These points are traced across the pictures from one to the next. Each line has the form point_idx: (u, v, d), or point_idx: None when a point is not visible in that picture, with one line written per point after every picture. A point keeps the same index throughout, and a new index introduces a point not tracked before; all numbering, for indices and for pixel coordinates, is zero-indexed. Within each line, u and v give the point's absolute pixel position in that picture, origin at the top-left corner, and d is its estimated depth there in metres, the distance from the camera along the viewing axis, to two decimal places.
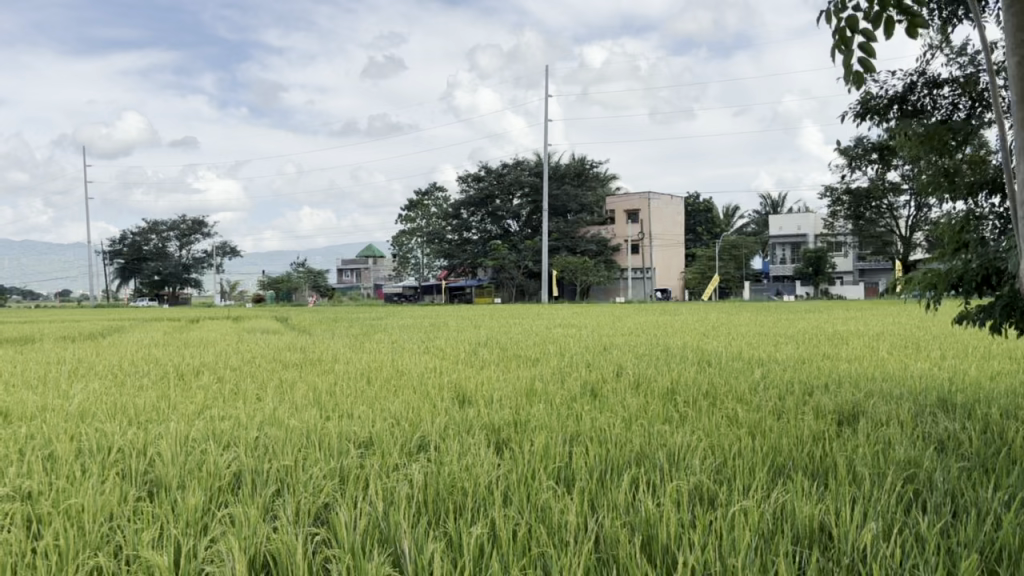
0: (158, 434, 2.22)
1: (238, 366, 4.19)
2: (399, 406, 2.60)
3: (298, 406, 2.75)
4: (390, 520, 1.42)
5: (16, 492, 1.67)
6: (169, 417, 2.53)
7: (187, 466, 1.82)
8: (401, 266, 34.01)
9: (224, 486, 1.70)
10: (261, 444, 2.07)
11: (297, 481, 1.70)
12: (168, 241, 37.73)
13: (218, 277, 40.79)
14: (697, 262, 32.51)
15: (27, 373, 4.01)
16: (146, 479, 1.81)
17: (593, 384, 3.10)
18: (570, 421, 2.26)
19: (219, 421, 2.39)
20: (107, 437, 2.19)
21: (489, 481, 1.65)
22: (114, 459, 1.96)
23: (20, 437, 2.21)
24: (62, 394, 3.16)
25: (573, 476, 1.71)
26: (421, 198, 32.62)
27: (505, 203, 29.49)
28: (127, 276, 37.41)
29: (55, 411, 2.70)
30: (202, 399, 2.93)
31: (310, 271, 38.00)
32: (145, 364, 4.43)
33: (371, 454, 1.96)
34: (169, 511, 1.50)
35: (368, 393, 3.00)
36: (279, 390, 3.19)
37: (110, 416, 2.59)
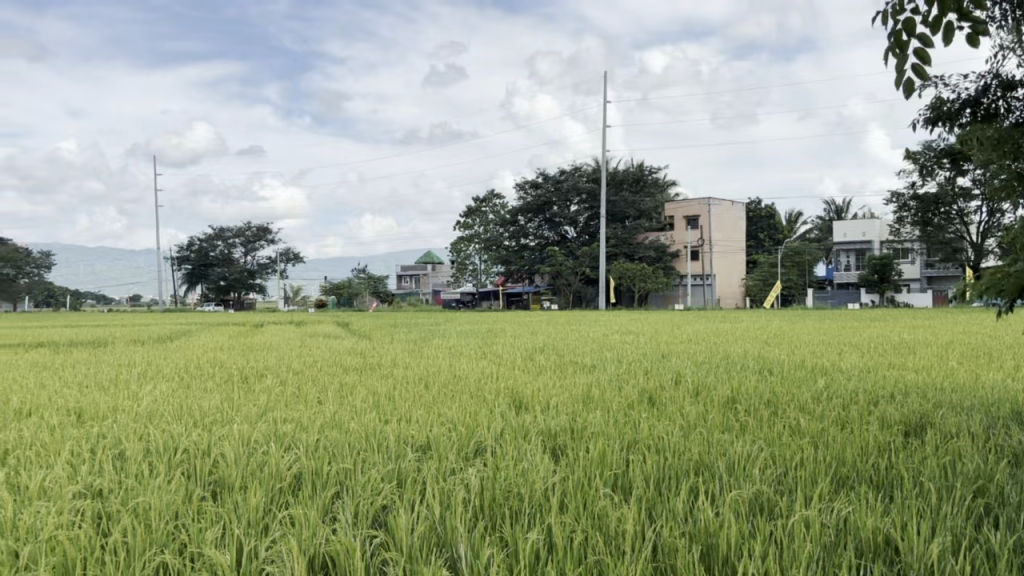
0: (222, 435, 2.28)
1: (300, 370, 4.29)
2: (457, 411, 2.61)
3: (358, 409, 2.78)
4: (448, 524, 1.43)
5: (88, 490, 1.72)
6: (233, 419, 2.59)
7: (248, 467, 1.86)
8: (459, 273, 34.08)
9: (285, 487, 1.74)
10: (321, 446, 2.11)
11: (355, 483, 1.72)
12: (234, 248, 38.54)
13: (281, 282, 41.46)
14: (759, 269, 31.94)
15: (97, 374, 4.15)
16: (210, 479, 1.86)
17: (651, 392, 3.07)
18: (627, 428, 2.24)
19: (281, 424, 2.44)
20: (173, 438, 2.25)
21: (546, 488, 1.64)
22: (179, 459, 2.01)
23: (91, 436, 2.29)
24: (133, 395, 3.28)
25: (630, 483, 1.69)
26: (479, 205, 32.72)
27: (562, 210, 29.41)
28: (194, 281, 38.28)
29: (125, 411, 2.80)
30: (265, 401, 3.00)
31: (370, 277, 38.38)
32: (213, 366, 4.57)
33: (428, 458, 1.97)
34: (233, 511, 1.54)
35: (426, 398, 3.01)
36: (340, 395, 3.23)
37: (177, 417, 2.66)
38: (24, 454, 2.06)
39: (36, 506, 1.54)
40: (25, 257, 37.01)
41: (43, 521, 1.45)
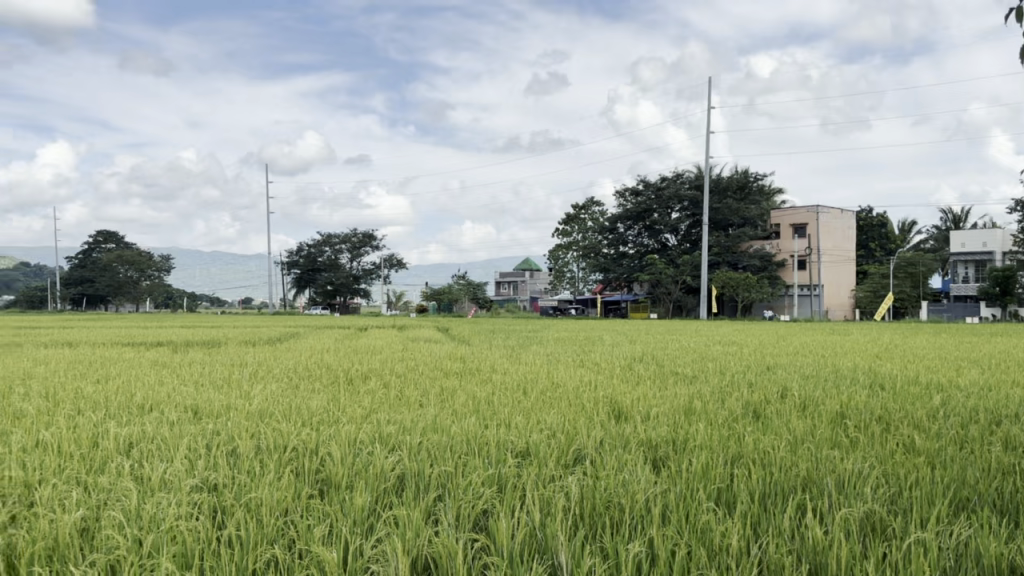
0: (329, 435, 2.34)
1: (403, 373, 4.39)
2: (558, 419, 2.60)
3: (458, 414, 2.82)
4: (548, 531, 1.43)
5: (204, 484, 1.80)
6: (339, 420, 2.65)
7: (354, 467, 1.90)
8: (557, 280, 34.03)
9: (390, 488, 1.78)
10: (424, 449, 2.14)
11: (457, 486, 1.74)
12: (340, 253, 39.65)
13: (384, 287, 42.35)
14: (869, 280, 30.76)
15: (211, 373, 4.33)
16: (318, 478, 1.91)
17: (755, 406, 2.99)
18: (732, 441, 2.19)
19: (384, 426, 2.48)
20: (282, 437, 2.32)
21: (646, 500, 1.62)
22: (288, 458, 2.08)
23: (207, 433, 2.39)
24: (245, 394, 3.42)
25: (736, 498, 1.65)
26: (579, 212, 32.66)
27: (663, 217, 29.00)
28: (302, 285, 39.56)
29: (239, 410, 2.90)
30: (370, 403, 3.07)
31: (470, 284, 38.79)
32: (321, 368, 4.71)
33: (528, 465, 1.97)
34: (339, 510, 1.58)
35: (525, 405, 3.02)
36: (442, 398, 3.28)
37: (286, 417, 2.75)
38: (146, 448, 2.17)
39: (159, 497, 1.62)
40: (147, 260, 39.02)
41: (166, 512, 1.52)
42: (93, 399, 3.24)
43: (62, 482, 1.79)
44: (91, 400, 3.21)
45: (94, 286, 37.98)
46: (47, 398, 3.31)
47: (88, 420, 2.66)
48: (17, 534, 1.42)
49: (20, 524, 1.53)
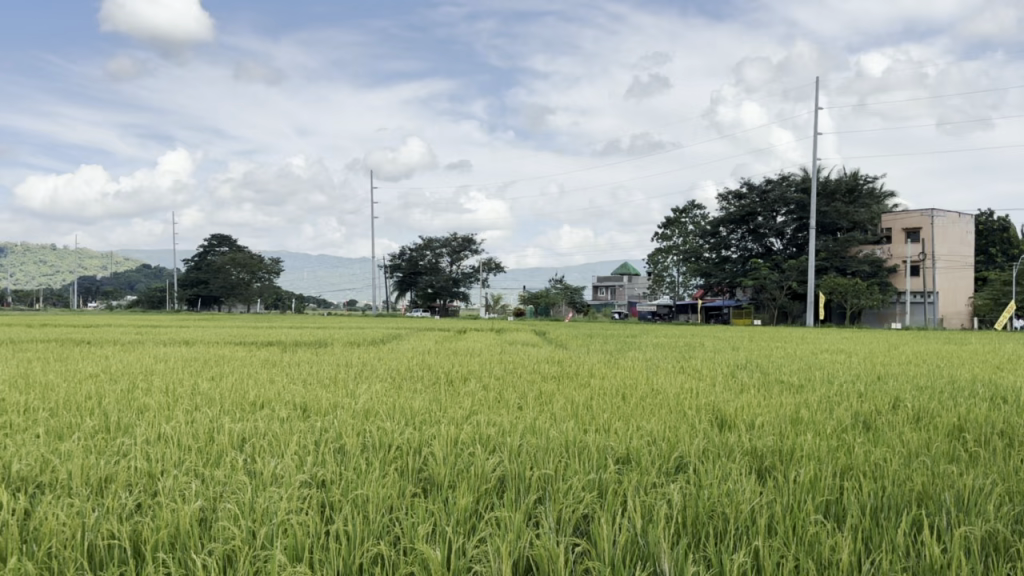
0: (431, 435, 2.38)
1: (501, 376, 4.42)
2: (659, 425, 2.58)
3: (557, 417, 2.82)
4: (650, 537, 1.42)
5: (313, 479, 1.87)
6: (441, 420, 2.70)
7: (457, 468, 1.93)
8: (657, 285, 33.58)
9: (491, 488, 1.80)
10: (524, 450, 2.16)
11: (558, 490, 1.75)
12: (440, 257, 40.20)
13: (483, 291, 42.67)
14: (989, 287, 29.12)
15: (319, 373, 4.48)
16: (421, 477, 1.95)
17: (865, 416, 2.88)
18: (842, 452, 2.12)
19: (484, 427, 2.51)
20: (387, 435, 2.38)
21: (751, 510, 1.58)
22: (392, 456, 2.13)
23: (315, 430, 2.47)
24: (350, 393, 3.52)
25: (845, 511, 1.60)
26: (680, 216, 32.16)
27: (768, 221, 28.22)
28: (404, 288, 40.29)
29: (345, 408, 2.98)
30: (471, 404, 3.12)
31: (568, 288, 38.68)
32: (422, 369, 4.79)
33: (629, 471, 1.95)
34: (441, 510, 1.60)
35: (625, 410, 3.00)
36: (540, 401, 3.29)
37: (390, 416, 2.81)
38: (259, 443, 2.26)
39: (271, 490, 1.68)
40: (258, 262, 40.51)
41: (277, 505, 1.58)
42: (209, 396, 3.39)
43: (182, 474, 1.88)
44: (207, 396, 3.37)
45: (209, 288, 39.68)
46: (168, 393, 3.48)
47: (206, 415, 2.80)
48: (142, 520, 1.50)
49: (144, 511, 1.62)
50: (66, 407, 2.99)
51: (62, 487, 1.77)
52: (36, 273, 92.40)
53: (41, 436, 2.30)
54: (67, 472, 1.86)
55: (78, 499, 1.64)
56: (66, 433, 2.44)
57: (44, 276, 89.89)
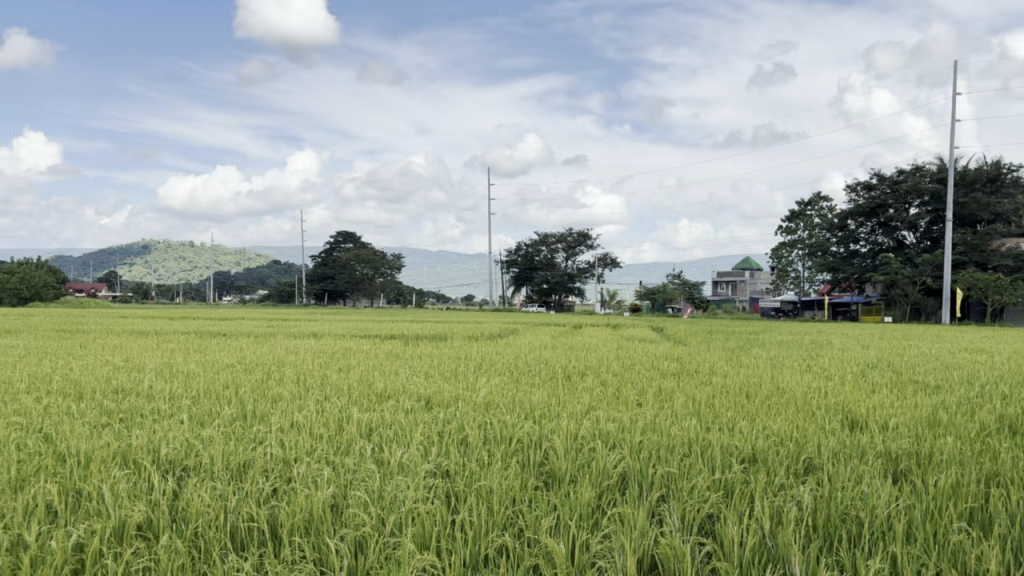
0: (552, 429, 2.39)
1: (619, 372, 4.40)
2: (786, 425, 2.50)
3: (679, 414, 2.78)
4: (779, 539, 1.38)
5: (437, 469, 1.91)
6: (560, 415, 2.70)
7: (578, 463, 1.93)
8: (780, 280, 32.54)
9: (612, 484, 1.80)
10: (645, 447, 2.13)
11: (681, 488, 1.72)
12: (557, 252, 40.24)
13: (599, 286, 42.45)
14: None
15: (441, 366, 4.57)
16: (543, 470, 1.96)
17: (1010, 420, 2.71)
18: (986, 458, 2.00)
19: (604, 423, 2.50)
20: (508, 428, 2.40)
21: (888, 516, 1.51)
22: (514, 449, 2.15)
23: (438, 422, 2.51)
24: (471, 386, 3.58)
25: (993, 520, 1.51)
26: (804, 209, 31.08)
27: (900, 214, 26.91)
28: (521, 283, 40.59)
29: (466, 401, 3.04)
30: (589, 400, 3.11)
31: (687, 283, 37.99)
32: (539, 364, 4.82)
33: (754, 471, 1.91)
34: (563, 503, 1.61)
35: (748, 409, 2.92)
36: (661, 398, 3.25)
37: (510, 410, 2.84)
38: (385, 433, 2.32)
39: (398, 479, 1.72)
40: (381, 258, 41.64)
41: (403, 494, 1.62)
42: (337, 386, 3.52)
43: (314, 461, 1.96)
44: (335, 387, 3.49)
45: (335, 283, 41.11)
46: (299, 384, 3.62)
47: (335, 405, 2.90)
48: (278, 505, 1.58)
49: (279, 497, 1.69)
50: (207, 395, 3.17)
51: (206, 471, 1.87)
52: (177, 268, 97.98)
53: (185, 422, 2.44)
54: (211, 456, 1.97)
55: (221, 482, 1.73)
56: (207, 419, 2.59)
57: (184, 272, 95.21)
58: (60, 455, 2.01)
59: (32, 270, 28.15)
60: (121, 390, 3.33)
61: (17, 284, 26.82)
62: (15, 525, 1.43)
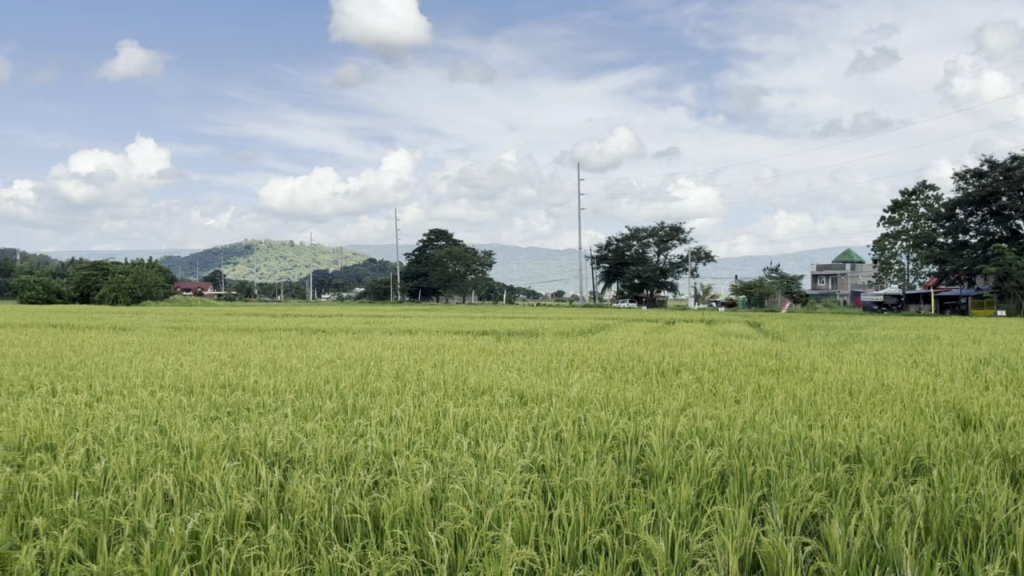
0: (648, 426, 2.36)
1: (716, 368, 4.31)
2: (892, 423, 2.41)
3: (779, 412, 2.72)
4: (888, 541, 1.33)
5: (533, 464, 1.92)
6: (656, 411, 2.68)
7: (676, 459, 1.91)
8: (883, 273, 31.27)
9: (711, 482, 1.77)
10: (744, 445, 2.09)
11: (783, 487, 1.68)
12: (649, 247, 39.75)
13: (692, 281, 41.69)
14: None
15: (534, 362, 4.58)
16: (639, 467, 1.95)
17: None
18: None
19: (701, 420, 2.45)
20: (603, 424, 2.39)
21: (1007, 519, 1.43)
22: (608, 445, 2.14)
23: (533, 417, 2.52)
24: (564, 381, 3.58)
25: None
26: (909, 198, 29.77)
27: (1014, 201, 25.51)
28: (612, 279, 40.25)
29: (560, 397, 3.03)
30: (685, 397, 3.06)
31: (784, 278, 36.93)
32: (632, 360, 4.77)
33: (858, 470, 1.85)
34: (662, 499, 1.60)
35: (852, 407, 2.82)
36: (759, 396, 3.17)
37: (605, 406, 2.83)
38: (480, 428, 2.35)
39: (495, 473, 1.74)
40: (472, 255, 42.04)
41: (501, 487, 1.64)
42: (432, 381, 3.58)
43: (413, 454, 2.00)
44: (431, 382, 3.55)
45: (429, 280, 41.71)
46: (397, 378, 3.70)
47: (431, 400, 2.95)
48: (379, 497, 1.61)
49: (380, 488, 1.73)
50: (308, 389, 3.27)
51: (310, 462, 1.93)
52: (277, 267, 101.18)
53: (289, 415, 2.53)
54: (314, 449, 2.03)
55: (325, 473, 1.78)
56: (310, 413, 2.67)
57: (283, 271, 98.31)
58: (175, 445, 2.11)
59: (144, 269, 29.55)
60: (228, 384, 3.47)
61: (130, 284, 28.21)
62: (137, 512, 1.51)
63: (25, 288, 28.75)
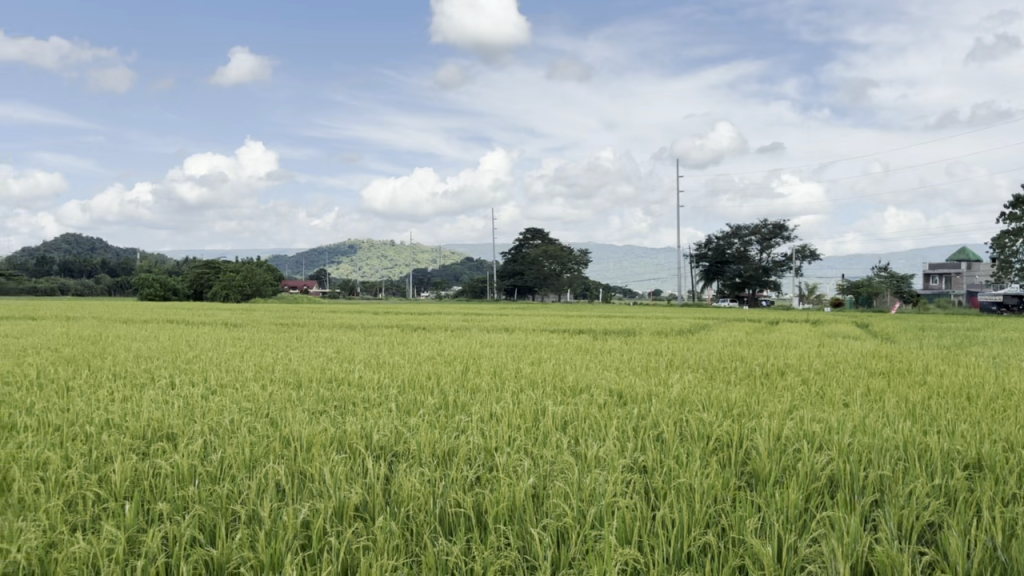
0: (752, 428, 2.32)
1: (822, 370, 4.19)
2: (1014, 430, 2.29)
3: (890, 415, 2.62)
4: (1014, 555, 1.26)
5: (634, 465, 1.91)
6: (760, 414, 2.62)
7: (783, 463, 1.86)
8: (1003, 272, 29.60)
9: (819, 487, 1.72)
10: (856, 449, 2.02)
11: (897, 493, 1.62)
12: (750, 245, 38.81)
13: (796, 280, 40.49)
14: None
15: (633, 361, 4.54)
16: (744, 470, 1.91)
17: None
18: None
19: (809, 423, 2.39)
20: (706, 426, 2.35)
21: None
22: (712, 447, 2.11)
23: (634, 417, 2.50)
24: (664, 381, 3.55)
25: None
26: None
27: None
28: (711, 278, 39.49)
29: (660, 397, 3.00)
30: (791, 399, 2.99)
31: (894, 277, 35.45)
32: (733, 361, 4.69)
33: (978, 478, 1.77)
34: (769, 503, 1.56)
35: (970, 411, 2.70)
36: (869, 398, 3.06)
37: (707, 407, 2.78)
38: (579, 426, 2.35)
39: (597, 472, 1.73)
40: (569, 254, 41.96)
41: (603, 486, 1.63)
42: (531, 379, 3.59)
43: (514, 450, 2.01)
44: (530, 380, 3.57)
45: (525, 279, 41.88)
46: (496, 375, 3.74)
47: (531, 397, 2.97)
48: (483, 492, 1.63)
49: (482, 484, 1.75)
50: (411, 385, 3.35)
51: (414, 456, 1.97)
52: (378, 266, 103.50)
53: (394, 410, 2.59)
54: (417, 443, 2.07)
55: (429, 468, 1.81)
56: (412, 408, 2.73)
57: (385, 270, 100.48)
58: (287, 437, 2.19)
59: (254, 268, 30.70)
60: (335, 379, 3.58)
61: (241, 282, 29.34)
62: (251, 500, 1.57)
63: (145, 285, 30.29)
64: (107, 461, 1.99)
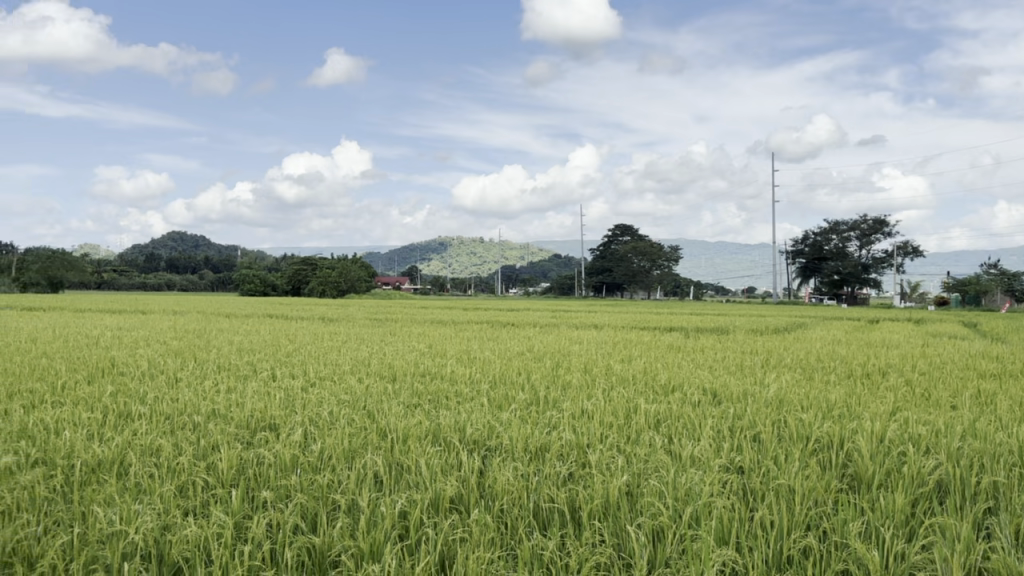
0: (852, 429, 2.25)
1: (928, 371, 4.01)
2: None
3: (1001, 418, 2.50)
4: None
5: (730, 464, 1.88)
6: (862, 415, 2.53)
7: (886, 466, 1.80)
8: None
9: (925, 491, 1.66)
10: (966, 454, 1.94)
11: (1013, 501, 1.54)
12: (850, 241, 37.39)
13: (898, 277, 38.85)
14: None
15: (726, 359, 4.45)
16: (846, 473, 1.85)
17: None
18: None
19: (915, 426, 2.29)
20: (805, 427, 2.29)
21: None
22: (812, 449, 2.06)
23: (729, 416, 2.45)
24: (761, 381, 3.45)
25: None
26: None
27: None
28: (808, 275, 38.27)
29: (755, 396, 2.93)
30: (894, 400, 2.88)
31: (1005, 274, 33.63)
32: (830, 360, 4.54)
33: None
34: (873, 506, 1.52)
35: None
36: (979, 401, 2.93)
37: (806, 407, 2.71)
38: (673, 425, 2.32)
39: (692, 471, 1.71)
40: (660, 250, 41.38)
41: (699, 486, 1.61)
42: (623, 376, 3.55)
43: (607, 448, 2.00)
44: (621, 377, 3.53)
45: (616, 276, 41.50)
46: (587, 372, 3.72)
47: (623, 395, 2.95)
48: (577, 488, 1.63)
49: (575, 481, 1.74)
50: (502, 380, 3.36)
51: (507, 451, 1.98)
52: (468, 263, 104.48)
53: (486, 405, 2.61)
54: (511, 437, 2.08)
55: (523, 463, 1.82)
56: (504, 403, 2.74)
57: (475, 267, 101.36)
58: (384, 429, 2.24)
59: (349, 264, 31.34)
60: (428, 373, 3.63)
61: (336, 278, 29.99)
62: (350, 490, 1.61)
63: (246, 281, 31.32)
64: (214, 449, 2.07)
